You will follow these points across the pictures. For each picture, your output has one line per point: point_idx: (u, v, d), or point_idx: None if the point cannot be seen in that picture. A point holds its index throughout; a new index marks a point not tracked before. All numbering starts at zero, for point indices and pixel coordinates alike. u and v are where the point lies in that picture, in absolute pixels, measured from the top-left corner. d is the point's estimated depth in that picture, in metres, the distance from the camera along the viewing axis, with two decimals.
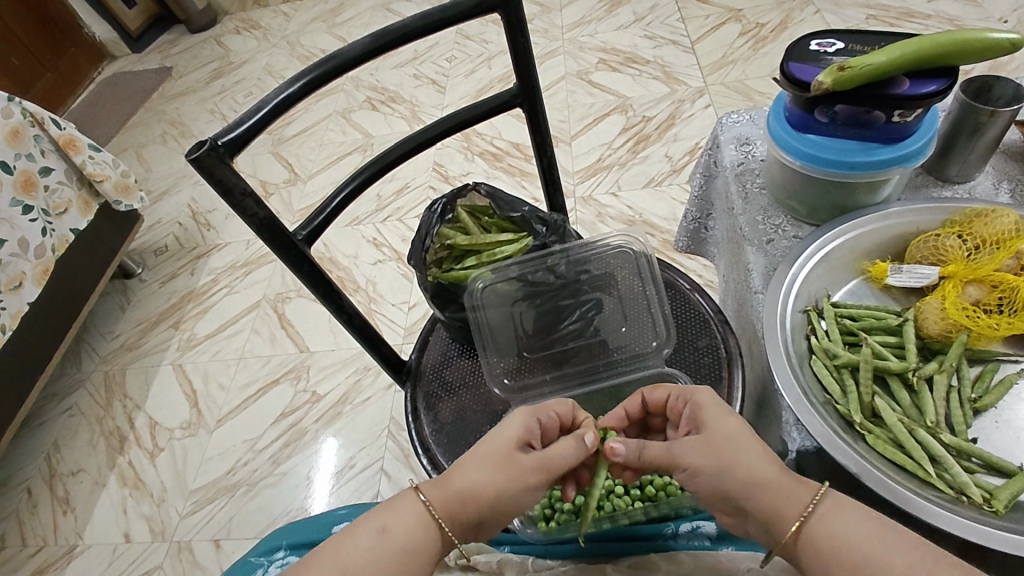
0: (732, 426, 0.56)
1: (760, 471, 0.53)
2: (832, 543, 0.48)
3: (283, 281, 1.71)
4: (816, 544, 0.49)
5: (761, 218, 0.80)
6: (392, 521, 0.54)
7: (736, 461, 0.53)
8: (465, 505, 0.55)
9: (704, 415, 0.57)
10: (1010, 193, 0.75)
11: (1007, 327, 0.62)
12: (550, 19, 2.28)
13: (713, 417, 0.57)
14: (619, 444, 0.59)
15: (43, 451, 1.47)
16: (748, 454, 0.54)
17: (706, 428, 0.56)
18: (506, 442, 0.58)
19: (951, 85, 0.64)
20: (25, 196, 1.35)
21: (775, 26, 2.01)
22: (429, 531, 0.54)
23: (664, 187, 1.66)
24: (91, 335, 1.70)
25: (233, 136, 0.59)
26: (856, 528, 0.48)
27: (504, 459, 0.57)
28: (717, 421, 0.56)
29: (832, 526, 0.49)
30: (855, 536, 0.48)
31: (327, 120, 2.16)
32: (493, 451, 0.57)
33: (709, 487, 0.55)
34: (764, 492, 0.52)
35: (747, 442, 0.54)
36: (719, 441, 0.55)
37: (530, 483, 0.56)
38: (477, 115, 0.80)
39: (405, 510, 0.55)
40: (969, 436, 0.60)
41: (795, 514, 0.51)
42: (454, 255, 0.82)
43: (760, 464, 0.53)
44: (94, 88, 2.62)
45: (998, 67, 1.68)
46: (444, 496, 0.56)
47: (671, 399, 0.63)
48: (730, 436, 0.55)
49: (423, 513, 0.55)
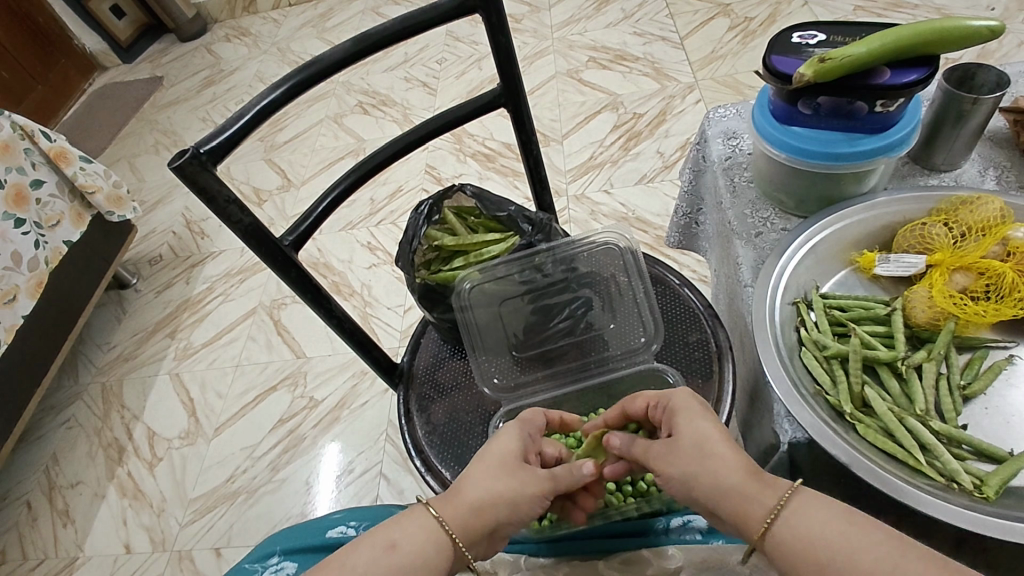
0: (707, 433, 0.55)
1: (729, 478, 0.52)
2: (798, 546, 0.48)
3: (279, 287, 1.71)
4: (782, 548, 0.49)
5: (749, 212, 0.81)
6: (399, 536, 0.53)
7: (701, 472, 0.53)
8: (477, 517, 0.55)
9: (678, 420, 0.57)
10: (996, 179, 0.76)
11: (995, 313, 0.62)
12: (539, 19, 2.28)
13: (683, 423, 0.56)
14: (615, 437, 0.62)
15: (42, 464, 1.47)
16: (713, 463, 0.53)
17: (677, 433, 0.56)
18: (509, 452, 0.58)
19: (931, 74, 0.64)
20: (17, 210, 1.35)
21: (763, 20, 2.01)
22: (443, 546, 0.53)
23: (656, 183, 1.66)
24: (87, 347, 1.69)
25: (215, 144, 0.59)
26: (822, 529, 0.47)
27: (511, 467, 0.57)
28: (690, 426, 0.56)
29: (800, 526, 0.48)
30: (825, 537, 0.47)
31: (318, 126, 2.15)
32: (498, 458, 0.58)
33: (677, 490, 0.56)
34: (731, 498, 0.51)
35: (719, 444, 0.54)
36: (687, 448, 0.55)
37: (537, 486, 0.57)
38: (462, 116, 0.80)
39: (413, 523, 0.54)
40: (959, 423, 0.60)
41: (759, 518, 0.50)
42: (443, 256, 0.82)
43: (727, 470, 0.52)
44: (86, 100, 2.62)
45: (986, 54, 1.67)
46: (456, 508, 0.55)
47: (651, 408, 0.62)
48: (696, 443, 0.55)
49: (435, 527, 0.54)
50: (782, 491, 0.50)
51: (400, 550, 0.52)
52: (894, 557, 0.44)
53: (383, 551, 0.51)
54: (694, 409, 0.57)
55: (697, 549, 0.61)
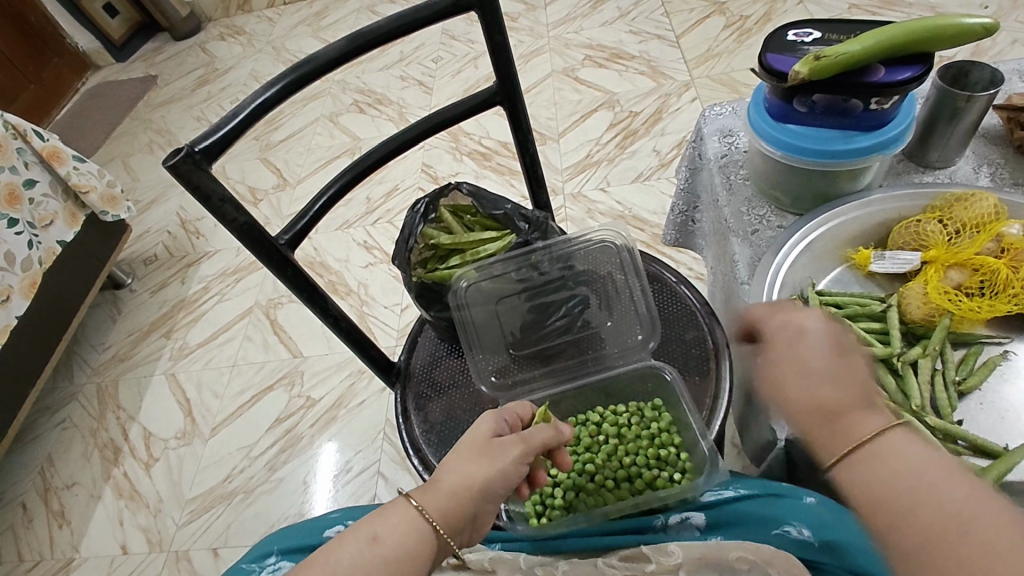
0: (805, 361, 0.51)
1: (820, 410, 0.49)
2: (877, 477, 0.45)
3: (275, 286, 1.70)
4: (857, 473, 0.46)
5: (745, 209, 0.81)
6: (381, 529, 0.52)
7: (799, 391, 0.50)
8: (457, 503, 0.55)
9: (778, 348, 0.53)
10: (989, 176, 0.76)
11: (989, 309, 0.62)
12: (535, 17, 2.28)
13: (794, 341, 0.52)
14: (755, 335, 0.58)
15: (37, 465, 1.46)
16: (814, 384, 0.50)
17: (778, 359, 0.53)
18: (482, 433, 0.59)
19: (926, 72, 0.65)
20: (9, 209, 1.34)
21: (758, 18, 2.01)
22: (425, 536, 0.52)
23: (653, 182, 1.66)
24: (82, 347, 1.69)
25: (210, 142, 0.58)
26: (903, 468, 0.45)
27: (484, 448, 0.58)
28: (788, 353, 0.52)
29: (877, 465, 0.46)
30: (903, 476, 0.44)
31: (314, 125, 2.15)
32: (471, 441, 0.59)
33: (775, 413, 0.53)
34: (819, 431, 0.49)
35: (830, 373, 0.50)
36: (791, 368, 0.51)
37: (512, 463, 0.57)
38: (458, 115, 0.80)
39: (394, 516, 0.53)
40: (955, 419, 0.60)
41: (844, 442, 0.47)
42: (439, 255, 0.82)
43: (825, 392, 0.49)
44: (80, 99, 2.61)
45: (980, 52, 1.68)
46: (435, 498, 0.54)
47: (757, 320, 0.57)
48: (807, 360, 0.51)
49: (416, 517, 0.53)
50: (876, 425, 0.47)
51: (383, 543, 0.51)
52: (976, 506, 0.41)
53: (366, 545, 0.50)
54: (798, 331, 0.52)
55: (695, 545, 0.59)
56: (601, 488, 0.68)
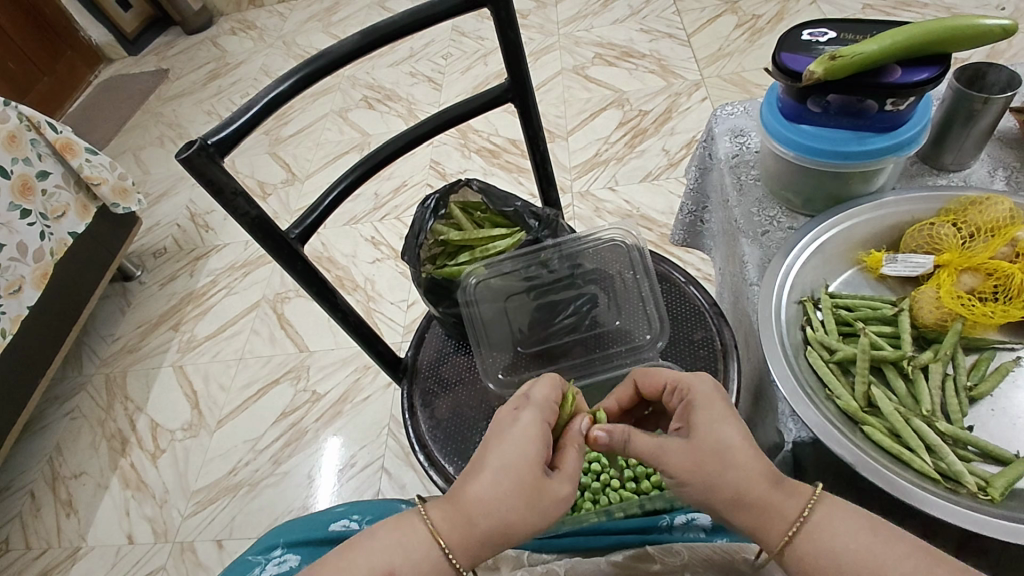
0: (729, 435, 0.52)
1: (749, 485, 0.50)
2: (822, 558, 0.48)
3: (283, 281, 1.71)
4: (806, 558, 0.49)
5: (756, 210, 0.80)
6: (398, 561, 0.50)
7: (721, 478, 0.50)
8: (483, 544, 0.51)
9: (698, 420, 0.54)
10: (1005, 180, 0.75)
11: (1003, 314, 0.62)
12: (545, 15, 2.28)
13: (704, 421, 0.53)
14: (601, 429, 0.57)
15: (46, 454, 1.48)
16: (734, 470, 0.50)
17: (695, 433, 0.53)
18: (531, 466, 0.52)
19: (943, 72, 0.64)
20: (23, 200, 1.35)
21: (771, 18, 2.00)
22: (441, 568, 0.51)
23: (662, 181, 1.66)
24: (92, 338, 1.70)
25: (223, 135, 0.59)
26: (845, 540, 0.48)
27: (529, 488, 0.51)
28: (707, 427, 0.53)
29: (824, 540, 0.48)
30: (849, 550, 0.47)
31: (323, 120, 2.15)
32: (519, 478, 0.51)
33: (695, 494, 0.52)
34: (751, 510, 0.50)
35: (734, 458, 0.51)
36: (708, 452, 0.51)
37: (558, 510, 0.52)
38: (471, 110, 0.79)
39: (412, 545, 0.51)
40: (965, 424, 0.60)
41: (782, 529, 0.50)
42: (448, 251, 0.82)
43: (748, 477, 0.50)
44: (92, 91, 2.62)
45: (995, 55, 1.67)
46: (461, 536, 0.51)
47: (668, 391, 0.61)
48: (717, 446, 0.51)
49: (432, 548, 0.51)
50: (806, 500, 0.50)
51: None
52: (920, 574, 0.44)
53: None
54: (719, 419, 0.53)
55: (702, 548, 0.58)
56: (607, 488, 0.67)
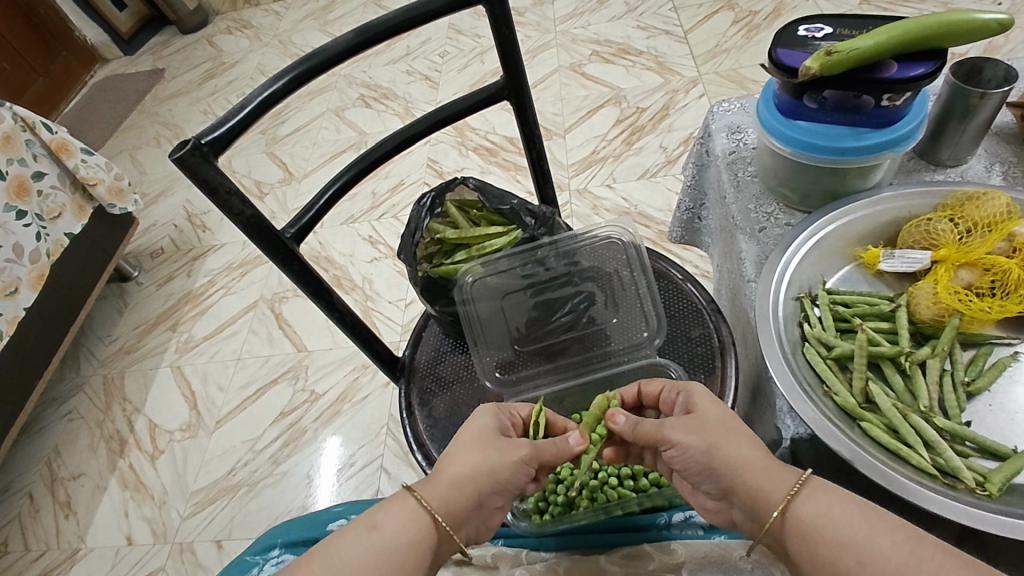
0: (723, 410, 0.57)
1: (750, 453, 0.53)
2: (814, 525, 0.48)
3: (280, 280, 1.71)
4: (799, 527, 0.49)
5: (753, 207, 0.80)
6: (382, 518, 0.52)
7: (723, 442, 0.54)
8: (458, 493, 0.55)
9: (697, 400, 0.59)
10: (1002, 175, 0.75)
11: (1000, 310, 0.61)
12: (542, 12, 2.27)
13: (705, 402, 0.58)
14: (621, 414, 0.64)
15: (44, 456, 1.47)
16: (735, 437, 0.54)
17: (698, 409, 0.58)
18: (485, 428, 0.60)
19: (939, 67, 0.64)
20: (18, 201, 1.35)
21: (768, 14, 1.99)
22: (424, 525, 0.53)
23: (659, 178, 1.65)
24: (89, 339, 1.70)
25: (216, 135, 0.58)
26: (837, 506, 0.48)
27: (489, 442, 0.59)
28: (707, 405, 0.58)
29: (816, 508, 0.49)
30: (837, 519, 0.47)
31: (320, 119, 2.15)
32: (479, 435, 0.59)
33: (695, 462, 0.55)
34: (750, 471, 0.52)
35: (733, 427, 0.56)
36: (712, 422, 0.56)
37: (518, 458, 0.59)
38: (467, 108, 0.79)
39: (396, 507, 0.53)
40: (963, 420, 0.60)
41: (778, 497, 0.50)
42: (445, 250, 0.83)
43: (748, 447, 0.54)
44: (87, 92, 2.61)
45: (993, 50, 1.67)
46: (439, 490, 0.55)
47: (664, 392, 0.65)
48: (723, 418, 0.56)
49: (417, 506, 0.53)
50: (801, 474, 0.51)
51: (382, 529, 0.51)
52: (908, 545, 0.44)
53: (366, 532, 0.50)
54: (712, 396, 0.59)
55: (699, 545, 0.59)
56: (604, 485, 0.67)
